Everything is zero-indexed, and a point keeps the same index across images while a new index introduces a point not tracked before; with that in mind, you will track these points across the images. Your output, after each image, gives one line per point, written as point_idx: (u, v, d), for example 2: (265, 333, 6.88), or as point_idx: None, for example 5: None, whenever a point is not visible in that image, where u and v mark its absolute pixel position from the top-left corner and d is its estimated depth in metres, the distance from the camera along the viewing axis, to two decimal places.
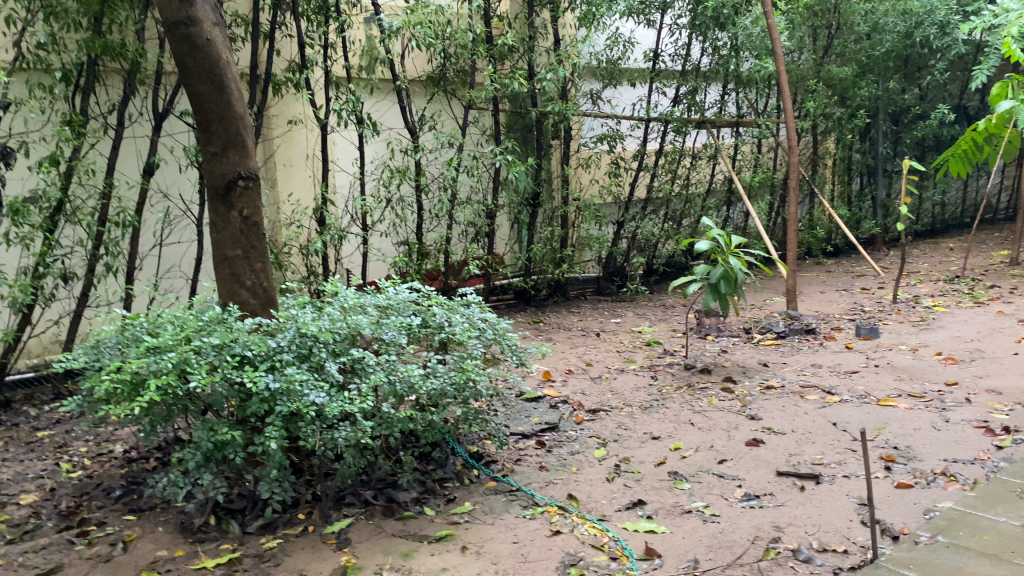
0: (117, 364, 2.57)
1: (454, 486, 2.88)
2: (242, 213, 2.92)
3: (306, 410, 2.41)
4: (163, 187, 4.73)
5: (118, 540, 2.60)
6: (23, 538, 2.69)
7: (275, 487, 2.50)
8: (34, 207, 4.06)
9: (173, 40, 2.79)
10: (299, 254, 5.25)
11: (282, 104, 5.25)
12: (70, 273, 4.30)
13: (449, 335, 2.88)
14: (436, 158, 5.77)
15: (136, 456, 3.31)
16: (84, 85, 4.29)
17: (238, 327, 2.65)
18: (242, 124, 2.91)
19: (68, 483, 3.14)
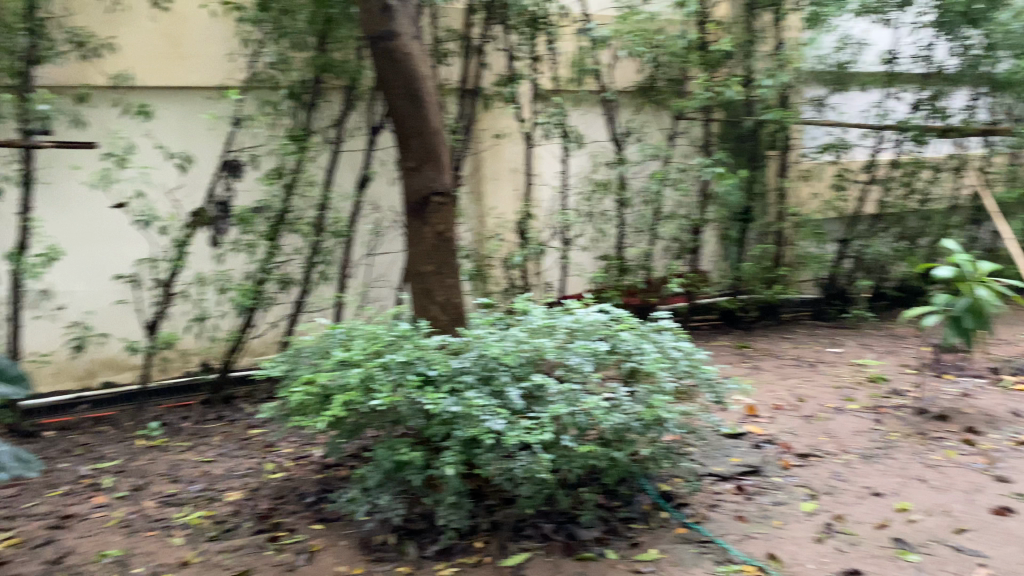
0: (310, 376, 2.71)
1: (640, 529, 2.69)
2: (435, 229, 3.01)
3: (483, 437, 2.34)
4: (375, 200, 4.89)
5: (303, 550, 2.68)
6: (223, 536, 2.85)
7: (452, 514, 2.53)
8: (259, 217, 4.37)
9: (374, 56, 2.92)
10: (501, 267, 5.20)
11: (490, 117, 5.14)
12: (289, 279, 4.55)
13: (639, 364, 2.68)
14: (641, 170, 5.55)
15: (331, 462, 3.40)
16: (309, 101, 4.44)
17: (426, 344, 2.68)
18: (437, 139, 3.00)
19: (270, 483, 3.28)
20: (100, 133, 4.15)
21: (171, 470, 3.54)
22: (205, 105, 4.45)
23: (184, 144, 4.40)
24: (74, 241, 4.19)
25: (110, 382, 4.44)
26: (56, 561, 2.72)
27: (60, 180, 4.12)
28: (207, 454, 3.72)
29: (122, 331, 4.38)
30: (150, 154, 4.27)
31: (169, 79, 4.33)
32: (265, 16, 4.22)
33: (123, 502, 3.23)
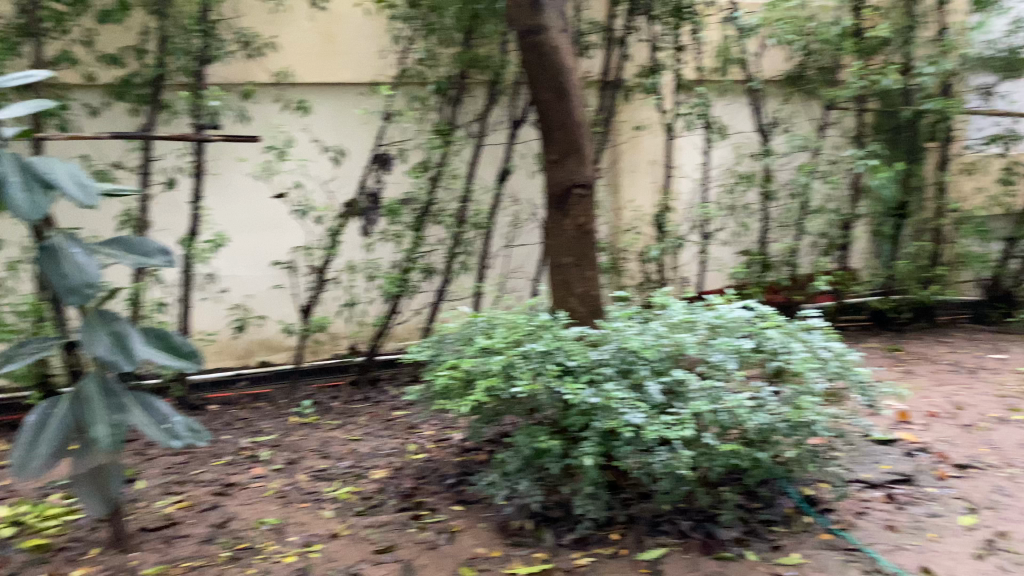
0: (454, 362, 2.81)
1: (781, 532, 2.62)
2: (576, 221, 3.03)
3: (622, 430, 2.34)
4: (514, 192, 4.94)
5: (444, 530, 2.79)
6: (370, 512, 3.01)
7: (589, 504, 2.55)
8: (406, 208, 4.58)
9: (523, 49, 3.00)
10: (636, 261, 5.15)
11: (631, 109, 5.08)
12: (432, 268, 4.74)
13: (785, 363, 2.60)
14: (787, 162, 5.34)
15: (470, 447, 3.51)
16: (455, 96, 4.57)
17: (565, 335, 2.71)
18: (581, 131, 3.03)
19: (412, 464, 3.43)
20: (264, 128, 4.42)
21: (321, 447, 3.76)
22: (358, 100, 4.66)
23: (339, 139, 4.59)
24: (239, 228, 4.47)
25: (267, 361, 4.75)
26: (222, 525, 2.95)
27: (226, 171, 4.39)
28: (354, 433, 3.93)
29: (278, 314, 4.65)
30: (307, 147, 4.52)
31: (326, 76, 4.56)
32: (415, 13, 4.39)
33: (279, 474, 3.46)
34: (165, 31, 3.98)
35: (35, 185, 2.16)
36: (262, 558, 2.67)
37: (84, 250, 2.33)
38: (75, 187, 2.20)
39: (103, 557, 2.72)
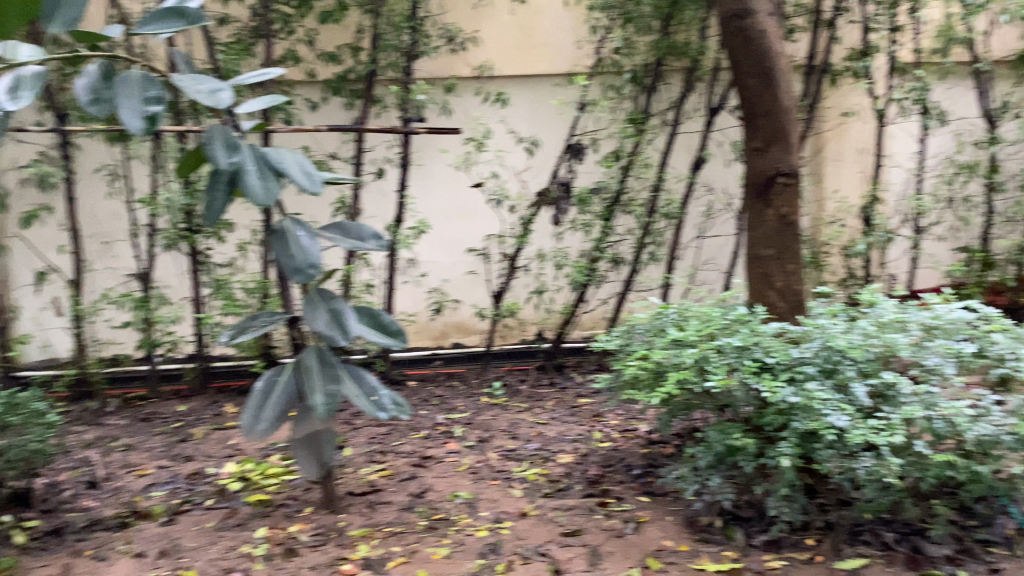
0: (645, 352, 2.82)
1: (1001, 555, 2.40)
2: (779, 212, 2.98)
3: (824, 432, 2.25)
4: (709, 181, 4.87)
5: (631, 519, 2.81)
6: (557, 495, 3.08)
7: (784, 506, 2.47)
8: (597, 197, 4.61)
9: (729, 37, 3.00)
10: (839, 255, 4.82)
11: (839, 95, 4.88)
12: (621, 258, 4.72)
13: (1012, 371, 2.37)
14: (1018, 151, 4.83)
15: (657, 439, 3.49)
16: (650, 85, 4.51)
17: (762, 330, 2.63)
18: (787, 119, 2.97)
19: (598, 451, 3.47)
20: (464, 120, 4.64)
21: (510, 428, 3.89)
22: (553, 92, 4.78)
23: (533, 130, 4.72)
24: (438, 217, 4.70)
25: (459, 343, 4.99)
26: (419, 495, 3.13)
27: (429, 162, 4.62)
28: (542, 416, 4.04)
29: (472, 300, 4.84)
30: (505, 138, 4.68)
31: (523, 69, 4.77)
32: (614, 2, 4.33)
33: (471, 451, 3.62)
34: (378, 29, 4.23)
35: (268, 173, 2.37)
36: (456, 530, 2.80)
37: (308, 233, 2.53)
38: (301, 175, 2.41)
39: (316, 515, 2.97)
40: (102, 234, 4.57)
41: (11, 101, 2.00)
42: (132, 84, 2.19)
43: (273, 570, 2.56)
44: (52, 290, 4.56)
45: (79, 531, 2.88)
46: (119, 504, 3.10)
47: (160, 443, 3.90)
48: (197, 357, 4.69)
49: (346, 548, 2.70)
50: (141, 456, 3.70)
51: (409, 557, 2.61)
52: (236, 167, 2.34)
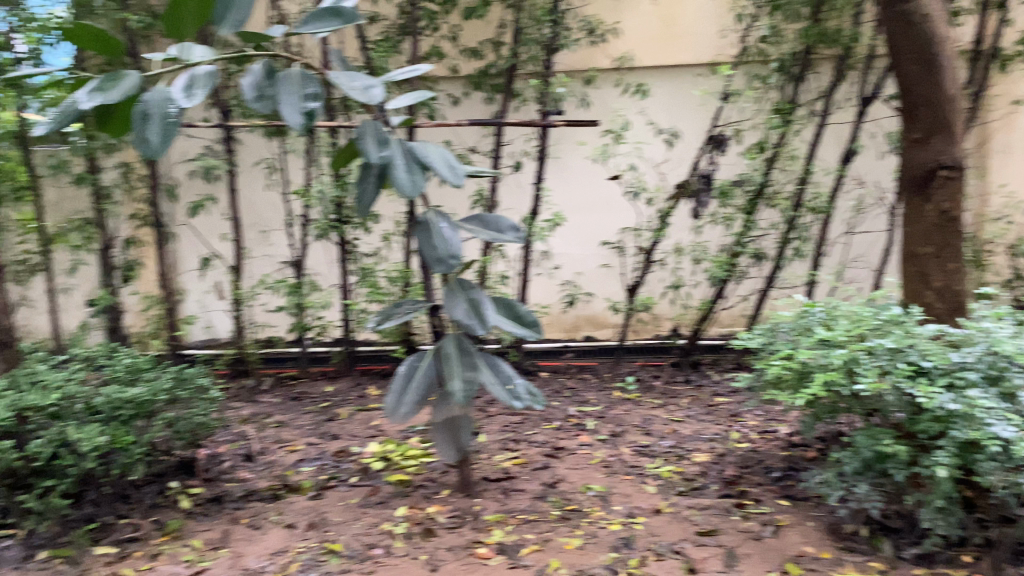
0: (789, 352, 2.73)
1: None
2: (940, 207, 2.81)
3: (986, 443, 2.10)
4: (860, 174, 4.63)
5: (769, 523, 2.73)
6: (692, 493, 3.03)
7: (939, 520, 2.33)
8: (739, 190, 4.45)
9: (886, 21, 2.85)
10: (1004, 253, 4.55)
11: (1009, 81, 4.49)
12: (763, 254, 4.57)
13: None
14: None
15: (799, 442, 3.36)
16: (799, 74, 4.33)
17: (918, 332, 2.49)
18: (951, 107, 2.79)
19: (735, 452, 3.39)
20: (601, 112, 4.66)
21: (644, 423, 3.86)
22: (694, 82, 4.74)
23: (672, 121, 4.69)
24: (574, 209, 4.73)
25: (591, 336, 5.01)
26: (552, 485, 3.16)
27: (567, 154, 4.67)
28: (677, 413, 3.99)
29: (605, 293, 4.84)
30: (644, 130, 4.62)
31: (663, 59, 4.72)
32: None
33: (604, 445, 3.61)
34: (520, 23, 4.29)
35: (415, 167, 2.45)
36: (589, 522, 2.81)
37: (450, 225, 2.59)
38: (444, 167, 2.44)
39: (453, 498, 3.05)
40: (262, 224, 4.91)
41: (188, 99, 2.18)
42: (292, 81, 2.31)
43: (412, 549, 2.66)
44: (214, 276, 4.96)
45: (237, 499, 3.09)
46: (272, 477, 3.32)
47: (309, 421, 4.12)
48: (343, 342, 4.93)
49: (481, 532, 2.76)
50: (292, 433, 3.93)
51: (542, 545, 2.65)
52: (385, 162, 2.42)
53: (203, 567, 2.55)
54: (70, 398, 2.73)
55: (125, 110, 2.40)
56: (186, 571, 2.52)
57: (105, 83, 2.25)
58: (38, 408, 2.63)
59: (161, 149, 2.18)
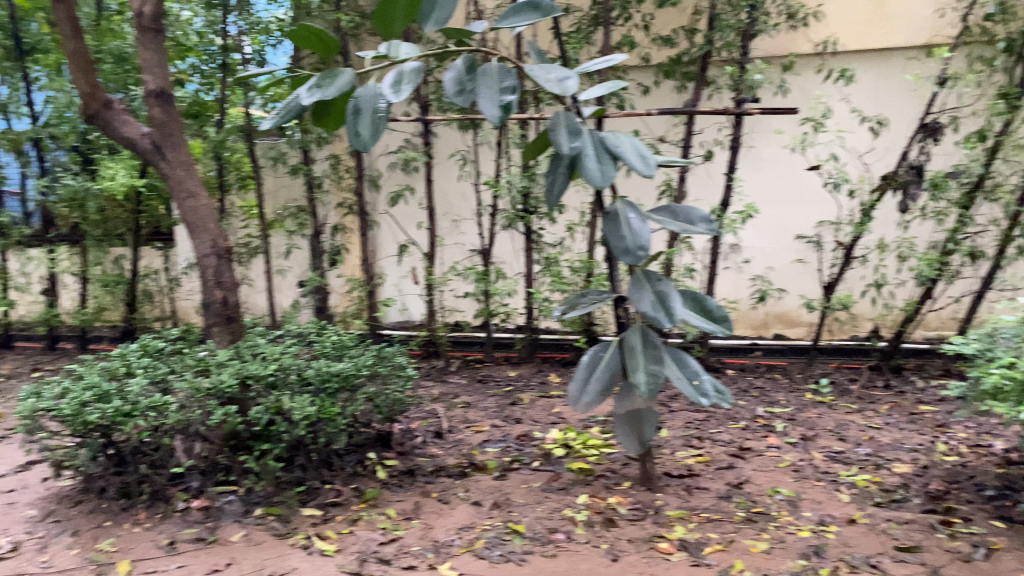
0: (1012, 361, 2.50)
1: None
2: None
3: None
4: None
5: (981, 545, 2.51)
6: (891, 505, 2.84)
7: None
8: (954, 182, 4.12)
9: None
10: None
11: None
12: (981, 252, 4.19)
13: None
14: None
15: (1017, 459, 3.07)
16: None
17: None
18: None
19: (941, 465, 3.14)
20: (800, 99, 4.52)
21: (838, 428, 3.66)
22: (907, 66, 4.37)
23: (879, 108, 4.42)
24: (767, 201, 4.66)
25: (781, 335, 4.91)
26: (738, 485, 3.07)
27: (761, 143, 4.59)
28: (874, 420, 3.75)
29: (799, 289, 4.71)
30: (847, 117, 4.45)
31: (871, 41, 4.40)
32: None
33: (794, 448, 3.47)
34: (715, 10, 4.18)
35: (605, 157, 2.44)
36: (777, 527, 2.71)
37: (639, 215, 2.56)
38: (635, 158, 2.41)
39: (634, 490, 3.05)
40: (454, 213, 5.09)
41: (394, 94, 2.26)
42: (491, 76, 2.38)
43: (593, 537, 2.68)
44: (411, 261, 5.15)
45: (428, 474, 3.25)
46: (459, 455, 3.47)
47: (494, 404, 4.26)
48: (526, 329, 5.01)
49: (664, 527, 2.74)
50: (477, 414, 4.08)
51: (726, 545, 2.59)
52: (576, 152, 2.43)
53: (398, 535, 2.70)
54: (286, 369, 2.95)
55: (339, 105, 2.57)
56: (382, 538, 2.68)
57: (323, 80, 2.40)
58: (259, 377, 2.85)
59: (371, 142, 2.32)
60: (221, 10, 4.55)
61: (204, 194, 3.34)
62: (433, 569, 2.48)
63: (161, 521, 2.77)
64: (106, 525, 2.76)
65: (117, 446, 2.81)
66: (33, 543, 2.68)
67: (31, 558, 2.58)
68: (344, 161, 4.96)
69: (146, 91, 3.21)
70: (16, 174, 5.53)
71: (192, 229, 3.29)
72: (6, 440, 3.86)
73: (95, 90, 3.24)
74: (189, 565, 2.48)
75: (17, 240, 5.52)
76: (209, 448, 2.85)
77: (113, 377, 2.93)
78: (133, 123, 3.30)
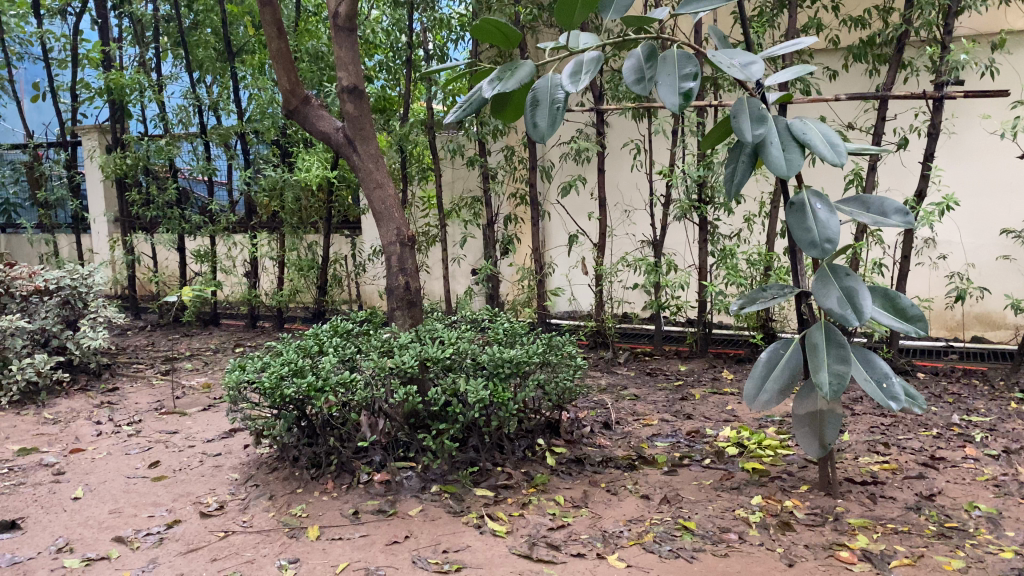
0: None
1: None
2: None
3: None
4: None
5: None
6: None
7: None
8: None
9: None
10: None
11: None
12: None
13: None
14: None
15: None
16: None
17: None
18: None
19: None
20: (1013, 80, 4.15)
21: None
22: None
23: None
24: (969, 191, 4.35)
25: (980, 338, 4.56)
26: (929, 497, 2.86)
27: (965, 129, 4.31)
28: None
29: (1005, 288, 4.35)
30: None
31: None
32: None
33: (995, 461, 3.18)
34: None
35: (791, 144, 2.33)
36: (975, 545, 2.50)
37: (827, 206, 2.41)
38: (825, 146, 2.27)
39: (812, 495, 2.91)
40: (625, 203, 5.12)
41: (573, 84, 2.26)
42: (671, 64, 2.31)
43: (767, 539, 2.59)
44: (581, 251, 5.22)
45: (596, 463, 3.27)
46: (628, 447, 3.45)
47: (663, 398, 4.20)
48: (698, 323, 4.89)
49: (844, 535, 2.60)
50: (647, 407, 4.05)
51: (915, 559, 2.42)
52: (759, 140, 2.34)
53: (567, 522, 2.73)
54: (461, 353, 3.06)
55: (519, 98, 2.59)
56: (551, 523, 2.72)
57: (504, 73, 2.45)
58: (437, 360, 2.96)
59: (548, 133, 2.31)
60: (406, 8, 4.76)
61: (391, 185, 3.51)
62: (602, 558, 2.48)
63: (347, 491, 2.95)
64: (298, 491, 2.97)
65: (310, 419, 3.01)
66: (237, 503, 2.94)
67: (234, 517, 2.83)
68: (518, 152, 5.06)
69: (340, 88, 3.40)
70: (224, 165, 6.05)
71: (379, 218, 3.47)
72: (214, 409, 4.24)
73: (295, 87, 3.47)
74: (372, 535, 2.63)
75: (225, 226, 6.05)
76: (391, 425, 3.00)
77: (307, 354, 3.15)
78: (329, 119, 3.51)
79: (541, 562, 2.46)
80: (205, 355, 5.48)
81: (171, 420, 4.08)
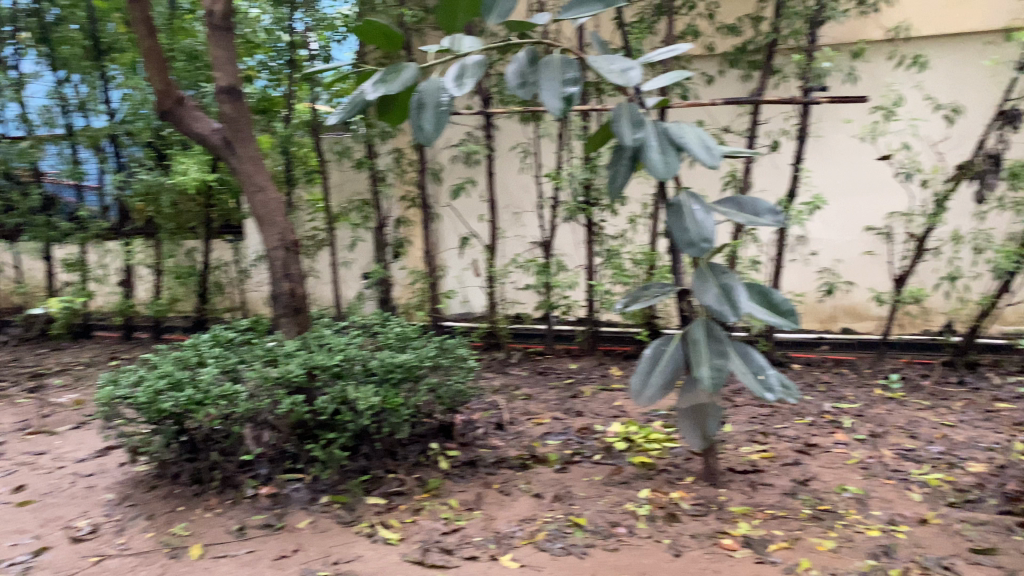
0: None
1: None
2: None
3: None
4: None
5: None
6: (965, 505, 2.76)
7: None
8: None
9: None
10: None
11: None
12: None
13: None
14: None
15: None
16: None
17: None
18: None
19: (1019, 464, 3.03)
20: (871, 87, 4.43)
21: (909, 425, 3.57)
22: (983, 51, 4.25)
23: (953, 95, 4.31)
24: (834, 191, 4.57)
25: (850, 329, 4.75)
26: (804, 482, 3.02)
27: (829, 133, 4.50)
28: (947, 417, 3.65)
29: (869, 281, 4.59)
30: (920, 105, 4.34)
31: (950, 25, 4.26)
32: None
33: (862, 445, 3.39)
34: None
35: (669, 148, 2.40)
36: (845, 525, 2.65)
37: (703, 207, 2.50)
38: (701, 149, 2.36)
39: (697, 486, 3.01)
40: (514, 206, 5.09)
41: (457, 87, 2.26)
42: (554, 68, 2.34)
43: (655, 531, 2.67)
44: (472, 254, 5.15)
45: (489, 464, 3.28)
46: (520, 447, 3.48)
47: (554, 397, 4.26)
48: (587, 322, 5.00)
49: (727, 523, 2.71)
50: (539, 406, 4.10)
51: (792, 543, 2.54)
52: (639, 144, 2.41)
53: (460, 526, 2.73)
54: (351, 359, 3.01)
55: (403, 100, 2.58)
56: (445, 527, 2.72)
57: (387, 75, 2.42)
58: (325, 367, 2.91)
59: (434, 136, 2.32)
60: (289, 6, 4.68)
61: (273, 188, 3.42)
62: (495, 560, 2.50)
63: (231, 507, 2.85)
64: (180, 509, 2.85)
65: (191, 433, 2.89)
66: (112, 525, 2.79)
67: (109, 539, 2.69)
68: (407, 154, 5.03)
69: (217, 88, 3.28)
70: (94, 168, 5.73)
71: (262, 222, 3.38)
72: (86, 427, 4.01)
73: (169, 88, 3.30)
74: (259, 550, 2.56)
75: (96, 233, 5.75)
76: (277, 437, 2.90)
77: (186, 366, 3.03)
78: (206, 120, 3.39)
79: (435, 568, 2.45)
80: (76, 370, 5.19)
81: (39, 440, 3.84)
